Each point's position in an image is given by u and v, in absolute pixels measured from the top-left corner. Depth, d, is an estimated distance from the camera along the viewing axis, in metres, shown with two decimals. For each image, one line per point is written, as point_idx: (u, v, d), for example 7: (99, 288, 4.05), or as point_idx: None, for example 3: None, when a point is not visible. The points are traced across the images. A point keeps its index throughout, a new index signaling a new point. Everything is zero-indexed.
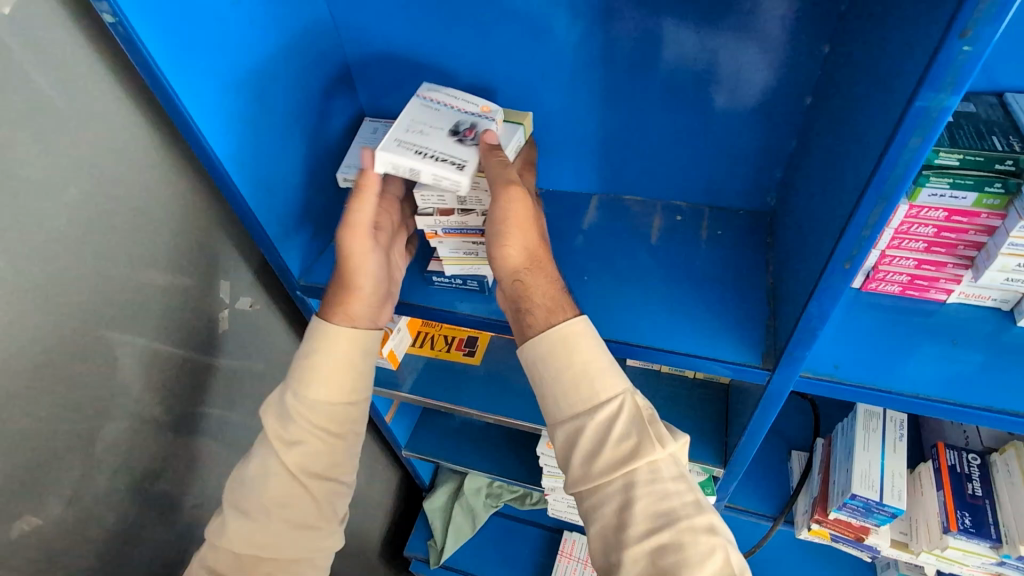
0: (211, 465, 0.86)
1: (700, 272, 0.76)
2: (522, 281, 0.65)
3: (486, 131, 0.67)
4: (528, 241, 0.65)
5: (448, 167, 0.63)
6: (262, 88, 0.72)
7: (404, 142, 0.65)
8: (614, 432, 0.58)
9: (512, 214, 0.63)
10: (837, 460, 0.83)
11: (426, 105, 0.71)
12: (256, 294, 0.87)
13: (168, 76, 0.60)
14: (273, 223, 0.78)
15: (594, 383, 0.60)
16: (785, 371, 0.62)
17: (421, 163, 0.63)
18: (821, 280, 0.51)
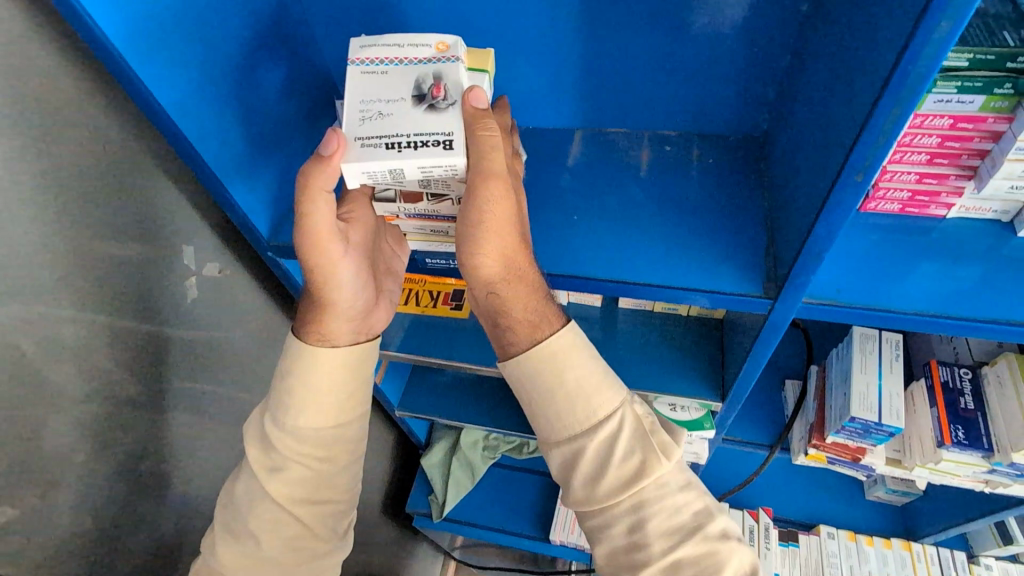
0: (199, 442, 0.83)
1: (695, 204, 0.73)
2: (498, 293, 0.60)
3: (457, 89, 0.55)
4: (504, 246, 0.58)
5: (437, 149, 0.53)
6: (201, 23, 0.64)
7: (368, 140, 0.54)
8: (617, 452, 0.58)
9: (491, 216, 0.56)
10: (834, 385, 0.83)
11: (368, 71, 0.56)
12: (225, 259, 0.81)
13: (89, 7, 0.54)
14: (232, 178, 0.72)
15: (590, 401, 0.59)
16: (789, 299, 0.60)
17: (403, 159, 0.52)
18: (830, 196, 0.48)
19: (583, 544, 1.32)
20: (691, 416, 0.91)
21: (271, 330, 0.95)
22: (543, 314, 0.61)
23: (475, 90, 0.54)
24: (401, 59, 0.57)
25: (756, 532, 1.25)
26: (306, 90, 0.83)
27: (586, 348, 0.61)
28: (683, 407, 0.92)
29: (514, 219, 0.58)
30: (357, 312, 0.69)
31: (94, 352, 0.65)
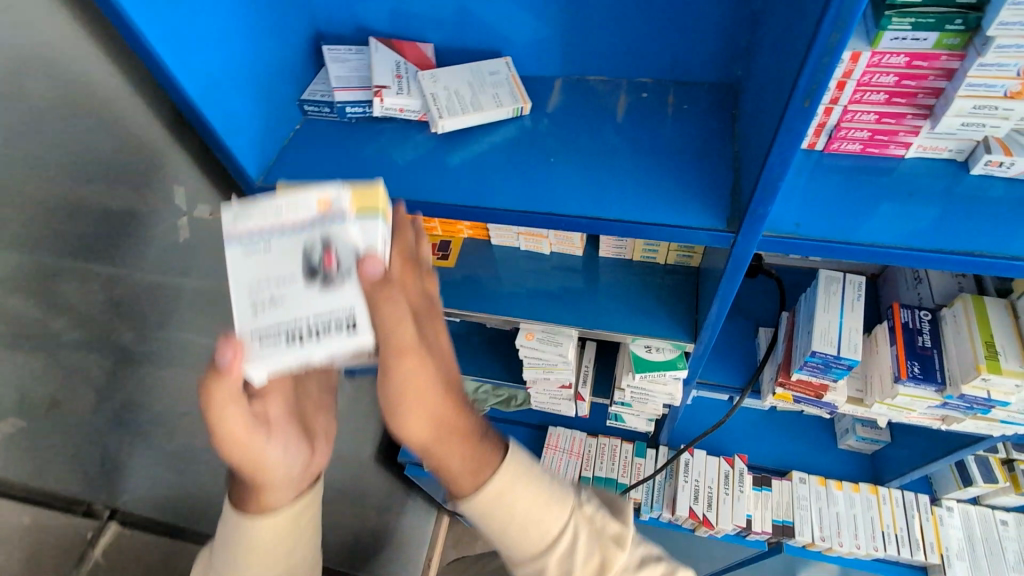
0: None
1: (668, 146, 0.75)
2: (433, 455, 0.51)
3: (350, 254, 0.48)
4: (434, 409, 0.50)
5: (345, 334, 0.48)
6: None
7: (270, 340, 0.48)
8: (578, 562, 0.54)
9: (413, 390, 0.48)
10: (802, 326, 0.87)
11: (250, 253, 0.49)
12: (215, 202, 0.84)
13: None
14: (220, 118, 0.74)
15: (541, 525, 0.54)
16: (750, 231, 0.63)
17: (310, 353, 0.48)
18: (782, 123, 0.51)
19: None
20: (664, 357, 0.95)
21: None
22: (480, 457, 0.53)
23: (369, 258, 0.46)
24: (285, 230, 0.49)
25: (731, 477, 1.30)
26: (290, 35, 0.84)
27: (533, 471, 0.55)
28: (658, 350, 0.96)
29: (445, 375, 0.50)
30: (297, 473, 0.57)
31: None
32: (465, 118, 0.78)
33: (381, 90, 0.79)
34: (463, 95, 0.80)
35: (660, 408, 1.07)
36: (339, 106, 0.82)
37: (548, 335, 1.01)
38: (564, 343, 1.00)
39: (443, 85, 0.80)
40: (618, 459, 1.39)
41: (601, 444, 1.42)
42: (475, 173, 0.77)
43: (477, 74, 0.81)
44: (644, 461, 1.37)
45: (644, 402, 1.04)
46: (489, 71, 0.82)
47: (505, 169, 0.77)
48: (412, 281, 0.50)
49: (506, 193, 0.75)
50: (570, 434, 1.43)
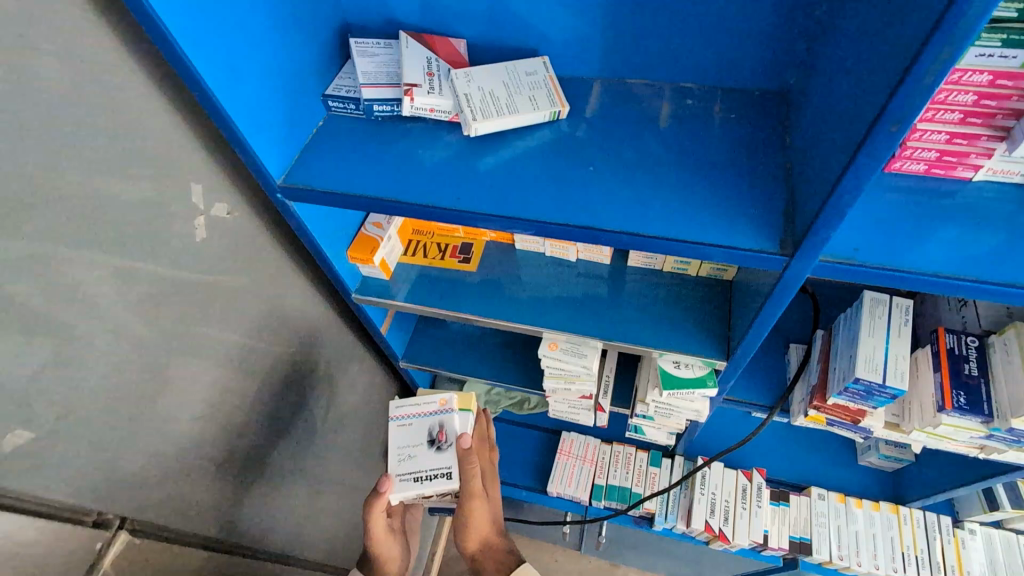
0: (209, 383, 0.84)
1: (716, 159, 0.71)
2: (477, 560, 1.00)
3: (454, 436, 0.96)
4: (482, 529, 0.99)
5: (443, 479, 0.93)
6: None
7: (406, 474, 0.94)
8: None
9: (474, 523, 0.96)
10: (842, 349, 0.83)
11: (401, 424, 1.00)
12: (235, 200, 0.80)
13: None
14: (244, 115, 0.70)
15: None
16: (806, 256, 0.60)
17: (425, 489, 0.93)
18: (862, 145, 0.47)
19: (580, 496, 1.35)
20: (693, 374, 0.91)
21: (279, 276, 0.94)
22: None
23: (464, 436, 0.92)
24: (420, 415, 1.00)
25: (749, 491, 1.27)
26: (315, 26, 0.80)
27: None
28: (687, 366, 0.92)
29: (490, 520, 1.00)
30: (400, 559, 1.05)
31: (111, 288, 0.64)
32: (499, 120, 0.74)
33: (412, 89, 0.75)
34: (498, 97, 0.76)
35: (683, 422, 1.03)
36: (366, 104, 0.78)
37: (573, 346, 0.98)
38: (589, 354, 0.96)
39: (477, 84, 0.76)
40: (632, 468, 1.36)
41: (615, 451, 1.39)
42: (509, 180, 0.74)
43: (512, 74, 0.78)
44: (659, 471, 1.35)
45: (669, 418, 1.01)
46: (525, 71, 0.78)
47: (541, 177, 0.73)
48: (475, 502, 0.95)
49: (542, 203, 0.71)
50: (583, 440, 1.41)
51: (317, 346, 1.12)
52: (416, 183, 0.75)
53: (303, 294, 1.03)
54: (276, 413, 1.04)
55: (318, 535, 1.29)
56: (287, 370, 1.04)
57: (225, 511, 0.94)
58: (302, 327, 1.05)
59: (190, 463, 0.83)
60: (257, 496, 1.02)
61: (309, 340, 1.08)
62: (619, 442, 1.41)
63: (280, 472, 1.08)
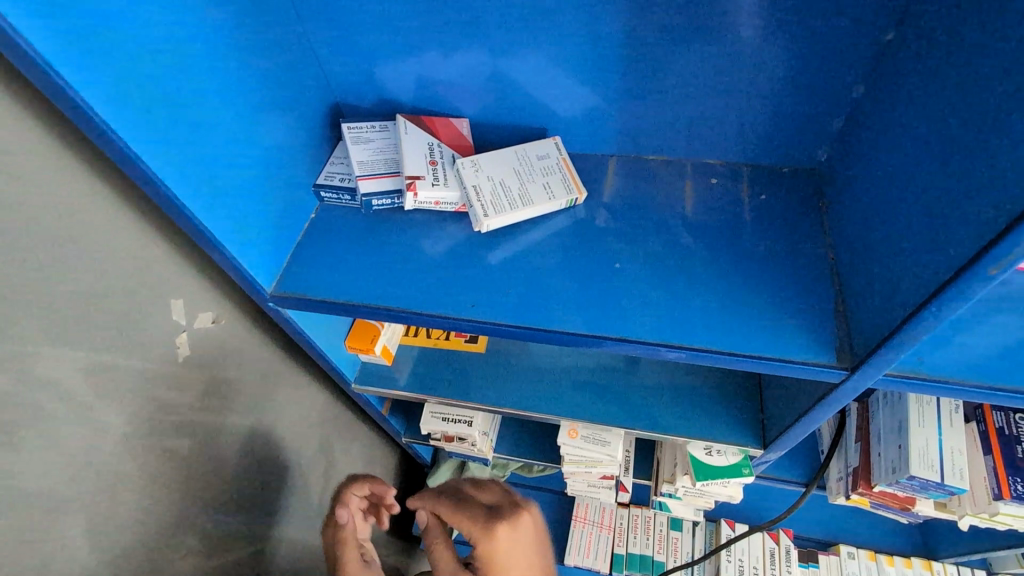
0: (188, 501, 0.77)
1: (749, 249, 0.66)
2: None
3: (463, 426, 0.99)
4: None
5: (465, 425, 1.00)
6: (179, 52, 0.55)
7: (437, 412, 1.01)
8: None
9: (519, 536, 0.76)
10: (883, 432, 0.77)
11: None
12: (219, 307, 0.73)
13: (54, 60, 0.45)
14: (234, 230, 0.63)
15: None
16: (869, 372, 0.54)
17: (447, 427, 1.00)
18: (953, 279, 0.43)
19: (600, 568, 1.28)
20: (729, 461, 0.85)
21: (272, 372, 0.88)
22: None
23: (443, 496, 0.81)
24: None
25: (777, 555, 1.21)
26: (306, 113, 0.73)
27: None
28: (719, 452, 0.86)
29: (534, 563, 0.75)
30: None
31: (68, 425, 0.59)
32: (512, 215, 0.68)
33: (415, 182, 0.69)
34: (509, 186, 0.70)
35: (712, 502, 0.97)
36: (364, 199, 0.71)
37: (596, 432, 0.91)
38: (611, 440, 0.90)
39: (487, 174, 0.70)
40: (653, 533, 1.30)
41: (633, 516, 1.33)
42: (527, 280, 0.67)
43: (523, 161, 0.72)
44: (681, 535, 1.29)
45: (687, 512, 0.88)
46: (537, 155, 0.72)
47: (561, 277, 0.67)
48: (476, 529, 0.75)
49: (567, 306, 0.64)
50: (598, 505, 1.34)
51: (317, 433, 1.05)
52: (423, 287, 0.67)
53: (299, 384, 0.96)
54: (273, 513, 0.96)
55: None
56: (283, 468, 0.97)
57: None
58: (299, 419, 0.98)
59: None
60: None
61: (307, 431, 1.01)
62: (637, 505, 1.34)
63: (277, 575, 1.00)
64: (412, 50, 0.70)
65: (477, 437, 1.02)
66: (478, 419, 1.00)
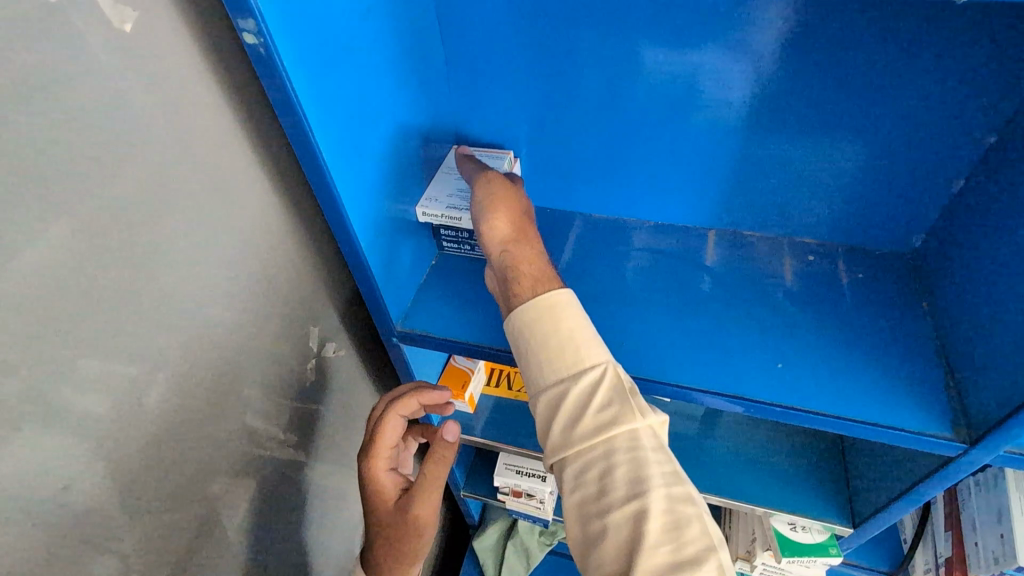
0: (287, 526, 0.80)
1: (852, 322, 0.70)
2: (510, 251, 0.64)
3: (531, 487, 1.01)
4: (506, 236, 0.66)
5: (538, 480, 1.01)
6: (378, 112, 0.63)
7: (510, 465, 1.02)
8: (595, 399, 0.53)
9: (527, 255, 0.64)
10: (982, 521, 0.76)
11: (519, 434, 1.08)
12: (341, 340, 0.80)
13: (306, 112, 0.52)
14: (381, 266, 0.70)
15: (580, 350, 0.56)
16: (989, 448, 0.56)
17: (520, 481, 1.01)
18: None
19: None
20: (814, 539, 0.85)
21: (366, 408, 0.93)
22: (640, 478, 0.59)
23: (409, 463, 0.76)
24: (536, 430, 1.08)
25: None
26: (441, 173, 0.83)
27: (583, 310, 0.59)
28: (804, 528, 0.86)
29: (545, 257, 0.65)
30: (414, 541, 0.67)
31: (229, 436, 0.64)
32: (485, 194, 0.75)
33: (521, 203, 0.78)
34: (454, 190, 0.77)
35: None
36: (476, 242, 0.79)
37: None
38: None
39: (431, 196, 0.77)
40: None
41: None
42: (641, 335, 0.71)
43: (451, 180, 0.79)
44: None
45: (682, 507, 0.49)
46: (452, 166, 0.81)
47: (675, 333, 0.71)
48: (528, 236, 0.67)
49: (682, 363, 0.68)
50: None
51: None
52: None
53: None
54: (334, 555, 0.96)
55: None
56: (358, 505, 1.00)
57: None
58: None
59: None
60: None
61: None
62: None
63: None
64: (545, 122, 0.79)
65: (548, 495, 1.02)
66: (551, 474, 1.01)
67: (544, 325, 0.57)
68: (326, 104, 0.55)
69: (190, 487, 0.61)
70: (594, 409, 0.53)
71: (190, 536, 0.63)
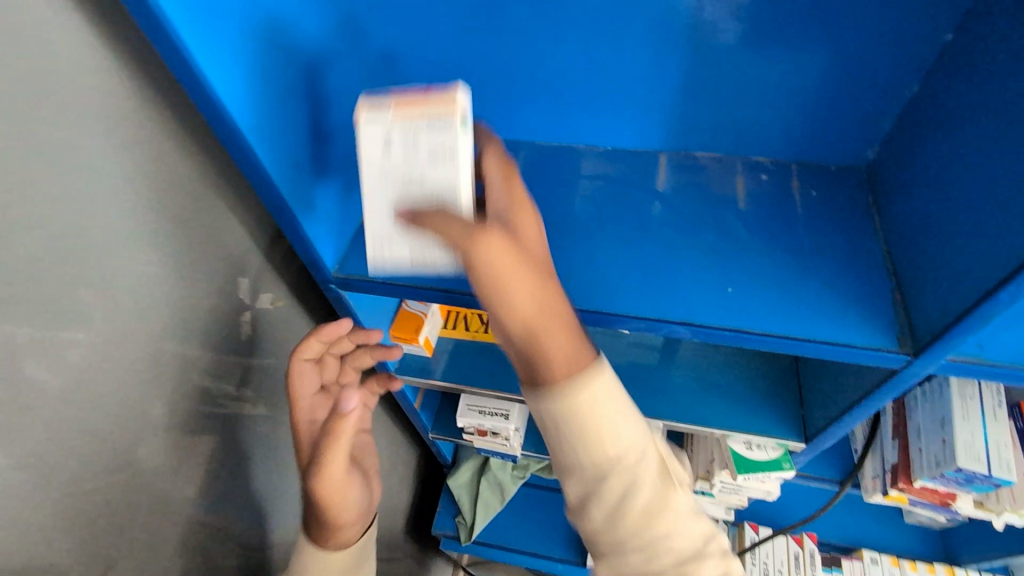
0: (241, 482, 0.78)
1: (802, 241, 0.68)
2: (509, 222, 0.51)
3: (494, 426, 1.01)
4: (501, 203, 0.52)
5: (501, 419, 1.01)
6: (281, 31, 0.55)
7: (473, 405, 1.01)
8: (604, 409, 0.50)
9: (525, 230, 0.51)
10: (925, 427, 0.79)
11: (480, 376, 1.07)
12: (279, 291, 0.76)
13: (179, 29, 0.45)
14: (307, 209, 0.64)
15: (586, 353, 0.50)
16: (931, 357, 0.56)
17: (484, 420, 1.00)
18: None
19: None
20: (768, 456, 0.87)
21: None
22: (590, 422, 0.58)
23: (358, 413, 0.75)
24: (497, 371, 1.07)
25: (801, 559, 1.21)
26: None
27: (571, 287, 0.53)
28: (759, 447, 0.88)
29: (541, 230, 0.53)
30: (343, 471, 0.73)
31: (162, 402, 0.61)
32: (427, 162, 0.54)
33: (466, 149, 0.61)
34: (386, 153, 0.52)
35: (745, 499, 0.98)
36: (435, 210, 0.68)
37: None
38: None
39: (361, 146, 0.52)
40: None
41: None
42: (589, 265, 0.68)
43: (409, 157, 0.52)
44: None
45: (664, 486, 0.55)
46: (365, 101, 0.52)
47: (623, 263, 0.68)
48: (528, 207, 0.53)
49: (630, 292, 0.65)
50: None
51: None
52: None
53: None
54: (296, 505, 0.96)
55: None
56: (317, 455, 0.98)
57: None
58: None
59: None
60: None
61: None
62: None
63: None
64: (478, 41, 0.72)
65: (513, 432, 1.03)
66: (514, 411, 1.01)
67: (548, 322, 0.48)
68: (204, 19, 0.47)
69: (123, 457, 0.58)
70: (604, 415, 0.50)
71: (132, 505, 0.60)
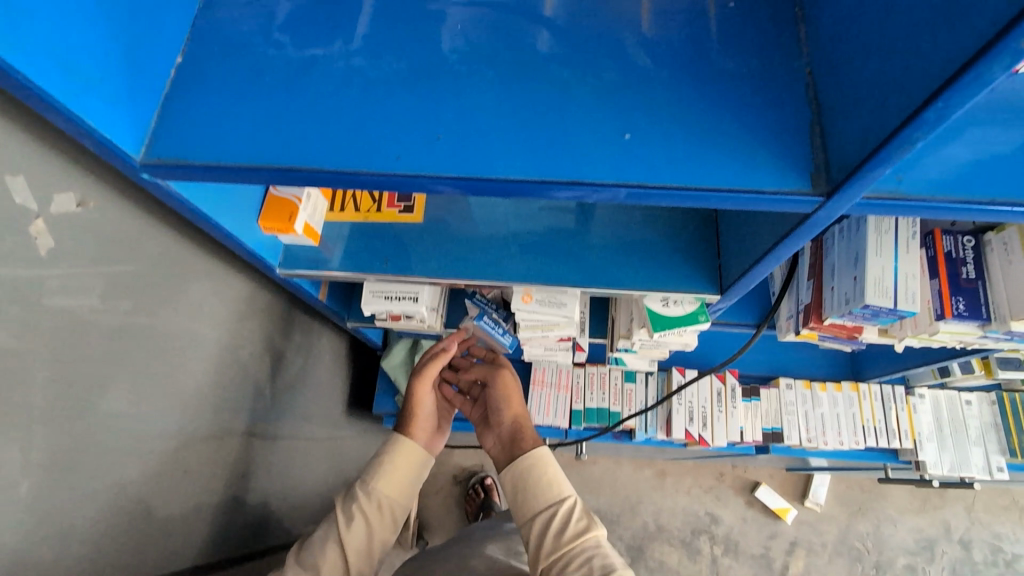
0: (108, 406, 0.72)
1: (715, 67, 0.56)
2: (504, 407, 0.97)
3: (404, 310, 0.93)
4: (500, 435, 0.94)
5: (410, 302, 0.93)
6: None
7: (378, 291, 0.93)
8: (573, 518, 0.76)
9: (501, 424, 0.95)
10: (839, 266, 0.76)
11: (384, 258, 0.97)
12: (85, 188, 0.62)
13: None
14: (67, 74, 0.48)
15: (550, 488, 0.80)
16: (846, 197, 0.49)
17: (391, 307, 0.93)
18: (978, 58, 0.35)
19: (560, 424, 1.32)
20: (684, 311, 0.84)
21: (175, 262, 0.78)
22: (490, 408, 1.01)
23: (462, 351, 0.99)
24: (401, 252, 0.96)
25: (723, 394, 1.28)
26: None
27: (551, 507, 0.78)
28: (676, 302, 0.85)
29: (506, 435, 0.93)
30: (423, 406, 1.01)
31: None
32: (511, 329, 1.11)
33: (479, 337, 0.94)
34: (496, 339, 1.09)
35: (666, 351, 0.98)
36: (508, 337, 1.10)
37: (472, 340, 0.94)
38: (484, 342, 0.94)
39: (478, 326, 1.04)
40: (608, 387, 1.34)
41: (589, 374, 1.36)
42: (461, 121, 0.56)
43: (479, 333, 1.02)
44: (635, 386, 1.34)
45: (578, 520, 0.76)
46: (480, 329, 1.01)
47: (502, 114, 0.56)
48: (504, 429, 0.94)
49: (511, 151, 0.54)
50: (555, 367, 1.35)
51: (243, 323, 0.98)
52: (330, 138, 0.56)
53: (213, 274, 0.86)
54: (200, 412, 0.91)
55: (284, 507, 1.23)
56: (211, 360, 0.91)
57: (171, 524, 0.87)
58: (221, 308, 0.91)
59: (106, 497, 0.74)
60: (207, 493, 0.95)
61: (228, 323, 0.94)
62: (591, 363, 1.37)
63: (224, 462, 0.99)
64: None
65: (427, 313, 0.96)
66: (423, 293, 0.93)
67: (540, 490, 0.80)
68: None
69: None
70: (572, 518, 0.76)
71: None
